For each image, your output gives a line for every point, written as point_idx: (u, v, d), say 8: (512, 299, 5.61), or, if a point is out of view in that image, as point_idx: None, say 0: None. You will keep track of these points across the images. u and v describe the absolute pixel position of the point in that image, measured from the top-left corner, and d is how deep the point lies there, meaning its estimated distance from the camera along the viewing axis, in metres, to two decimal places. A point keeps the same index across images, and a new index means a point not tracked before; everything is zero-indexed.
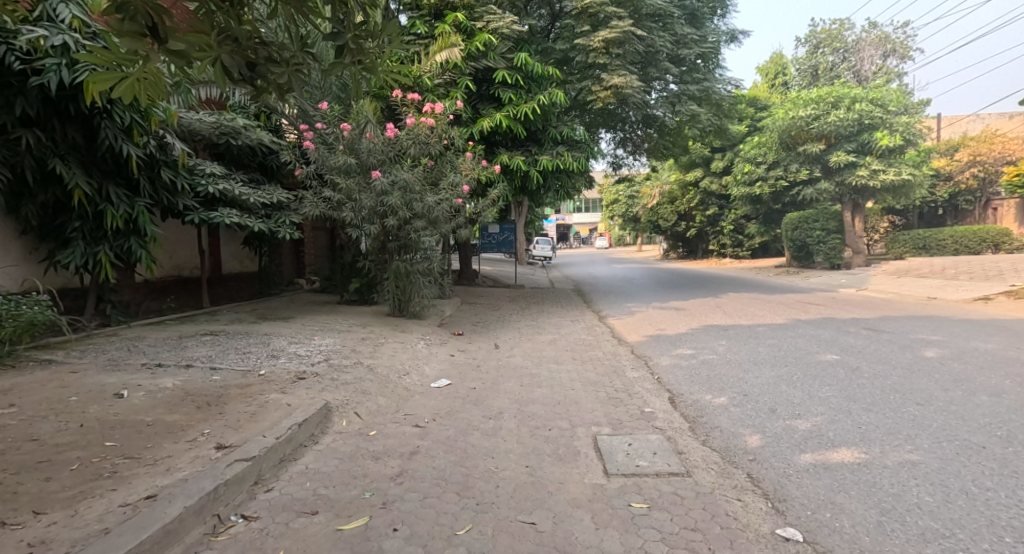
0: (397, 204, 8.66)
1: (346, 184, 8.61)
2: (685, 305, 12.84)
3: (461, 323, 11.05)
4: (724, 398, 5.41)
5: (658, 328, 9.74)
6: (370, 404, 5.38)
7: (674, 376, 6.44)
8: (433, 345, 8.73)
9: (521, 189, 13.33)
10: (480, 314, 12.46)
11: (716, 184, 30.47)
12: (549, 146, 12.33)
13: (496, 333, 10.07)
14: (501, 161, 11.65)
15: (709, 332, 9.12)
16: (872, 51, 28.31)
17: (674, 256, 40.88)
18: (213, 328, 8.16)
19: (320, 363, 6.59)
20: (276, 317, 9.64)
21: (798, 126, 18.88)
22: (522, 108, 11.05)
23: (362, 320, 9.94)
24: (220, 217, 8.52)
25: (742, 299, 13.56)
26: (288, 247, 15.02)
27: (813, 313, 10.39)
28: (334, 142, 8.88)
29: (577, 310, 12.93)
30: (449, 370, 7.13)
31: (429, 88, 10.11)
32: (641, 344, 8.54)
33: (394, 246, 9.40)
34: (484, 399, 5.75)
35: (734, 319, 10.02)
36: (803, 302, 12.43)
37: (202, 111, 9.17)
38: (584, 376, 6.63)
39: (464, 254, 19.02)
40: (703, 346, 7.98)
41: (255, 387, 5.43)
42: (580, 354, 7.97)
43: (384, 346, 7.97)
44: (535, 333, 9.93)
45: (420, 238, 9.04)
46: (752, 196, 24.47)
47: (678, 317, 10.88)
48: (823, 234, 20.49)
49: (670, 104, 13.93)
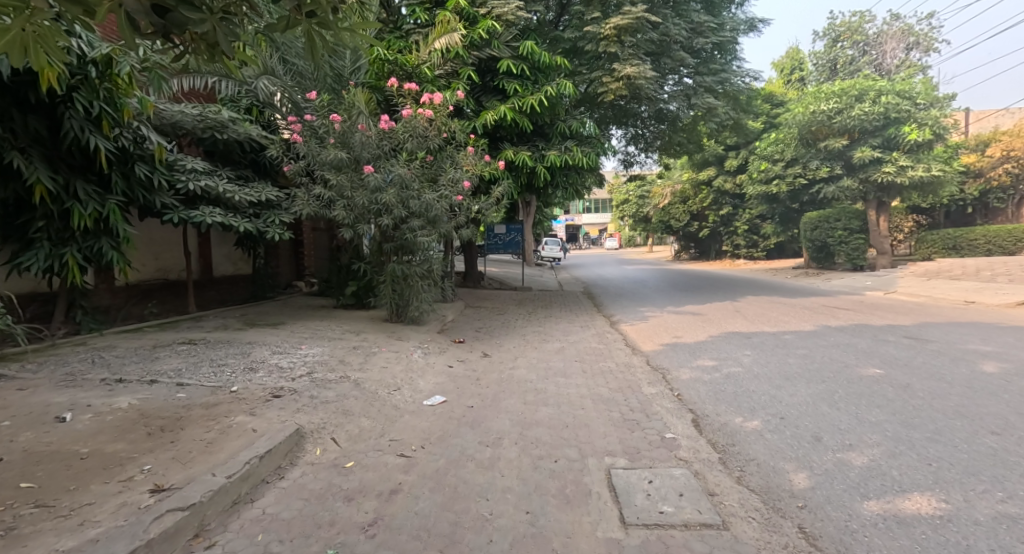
0: (392, 202, 8.06)
1: (338, 181, 8.01)
2: (703, 310, 12.12)
3: (463, 329, 10.41)
4: (758, 422, 4.70)
5: (675, 336, 9.03)
6: (351, 427, 4.71)
7: (696, 393, 5.73)
8: (430, 355, 8.07)
9: (527, 186, 12.67)
10: (484, 319, 11.81)
11: (730, 182, 29.71)
12: (558, 141, 11.67)
13: (500, 340, 9.41)
14: (506, 156, 10.97)
15: (730, 340, 8.40)
16: (893, 45, 27.42)
17: (686, 257, 40.03)
18: (192, 337, 7.54)
19: (302, 377, 5.94)
20: (264, 323, 9.02)
21: (820, 121, 18.09)
22: (528, 100, 10.39)
23: (356, 326, 9.32)
24: (202, 216, 7.92)
25: (763, 303, 12.80)
26: (286, 248, 14.46)
27: (842, 319, 9.65)
28: (324, 135, 8.25)
29: (587, 315, 12.24)
30: (445, 384, 6.47)
31: (429, 78, 9.46)
32: (658, 354, 7.85)
33: (390, 248, 8.80)
34: (482, 420, 5.08)
35: (757, 326, 9.29)
36: (829, 307, 11.67)
37: (186, 103, 8.58)
38: (595, 392, 5.94)
39: (470, 256, 18.39)
40: (727, 356, 7.26)
41: (222, 408, 4.77)
42: (591, 365, 7.28)
43: (377, 356, 7.32)
44: (542, 340, 9.25)
45: (416, 239, 8.43)
46: (768, 195, 23.64)
47: (695, 323, 10.16)
48: (845, 234, 19.65)
49: (686, 97, 13.23)
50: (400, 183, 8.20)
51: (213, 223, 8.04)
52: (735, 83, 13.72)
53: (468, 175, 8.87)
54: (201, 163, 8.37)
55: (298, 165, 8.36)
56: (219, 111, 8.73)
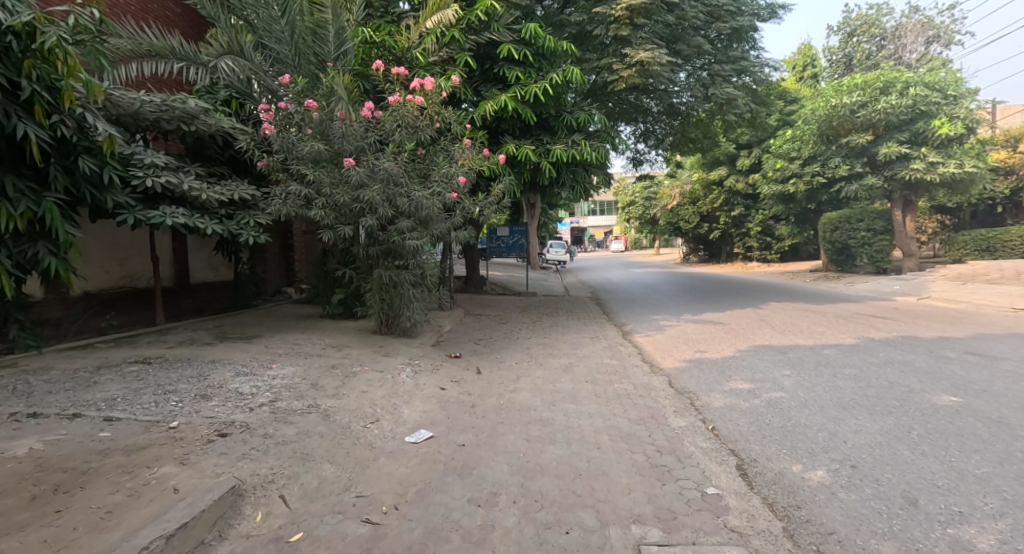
0: (376, 200, 7.11)
1: (315, 176, 7.09)
2: (724, 318, 11.13)
3: (460, 342, 9.47)
4: (823, 472, 3.72)
5: (697, 351, 8.03)
6: (309, 479, 3.75)
7: (735, 427, 4.76)
8: (421, 374, 7.11)
9: (531, 184, 11.73)
10: (484, 329, 10.89)
11: (742, 182, 28.74)
12: (564, 134, 10.73)
13: (501, 355, 8.44)
14: (506, 151, 9.96)
15: (761, 356, 7.39)
16: (912, 39, 26.21)
17: (696, 259, 38.97)
18: (149, 354, 6.60)
19: (261, 408, 4.98)
20: (237, 336, 8.10)
21: (842, 115, 17.10)
22: (531, 88, 9.43)
23: (341, 339, 8.39)
24: (161, 217, 7.00)
25: (787, 310, 11.81)
26: (275, 253, 13.58)
27: (884, 330, 8.62)
28: (300, 126, 7.32)
29: (597, 324, 11.27)
30: (434, 414, 5.50)
31: (421, 63, 8.57)
32: (681, 373, 6.86)
33: (377, 252, 7.84)
34: (475, 468, 4.11)
35: (790, 338, 8.27)
36: (863, 315, 10.64)
37: (148, 91, 7.65)
38: (613, 426, 4.97)
39: (471, 260, 17.51)
40: (762, 376, 6.27)
41: (148, 453, 3.80)
42: (606, 388, 6.30)
43: (359, 377, 6.37)
44: (548, 355, 8.28)
45: (405, 242, 7.46)
46: (784, 195, 22.63)
47: (718, 334, 9.15)
48: (868, 235, 18.60)
49: (703, 87, 12.27)
50: (387, 178, 7.29)
51: (176, 225, 7.10)
52: (755, 73, 12.72)
53: (464, 171, 7.91)
54: (164, 158, 7.44)
55: (273, 159, 7.41)
56: (186, 100, 7.81)
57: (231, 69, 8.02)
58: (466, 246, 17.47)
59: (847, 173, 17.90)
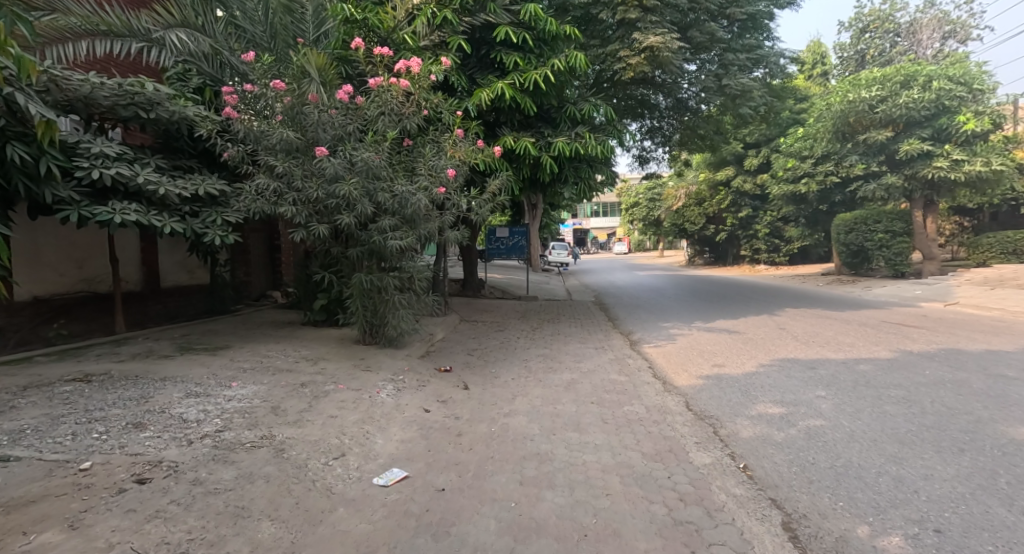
0: (354, 195, 6.29)
1: (285, 168, 6.27)
2: (739, 326, 10.28)
3: (453, 353, 8.65)
4: (897, 538, 2.92)
5: (715, 365, 7.19)
6: (238, 546, 2.93)
7: (772, 466, 3.93)
8: (403, 393, 6.29)
9: (530, 181, 10.95)
10: (480, 338, 10.09)
11: (750, 183, 27.91)
12: (566, 126, 9.92)
13: (497, 369, 7.61)
14: (503, 143, 9.17)
15: (788, 372, 6.55)
16: (928, 34, 25.11)
17: (701, 261, 38.13)
18: (91, 369, 5.78)
19: (203, 440, 4.16)
20: (202, 347, 7.30)
21: (859, 110, 16.32)
22: (531, 75, 8.65)
23: (318, 352, 7.58)
24: (110, 214, 6.19)
25: (807, 317, 10.98)
26: (260, 254, 12.80)
27: (921, 342, 7.77)
28: (269, 111, 6.50)
29: (602, 332, 10.45)
30: (413, 446, 4.67)
31: (410, 46, 7.78)
32: (699, 393, 6.02)
33: (356, 254, 7.02)
34: (453, 527, 3.29)
35: (817, 352, 7.43)
36: (892, 324, 9.79)
37: (103, 74, 6.84)
38: (624, 465, 4.13)
39: (469, 262, 16.76)
40: (794, 399, 5.43)
41: (33, 511, 2.98)
42: (614, 412, 5.46)
43: (330, 399, 5.55)
44: (548, 369, 7.45)
45: (387, 243, 6.64)
46: (795, 195, 21.80)
47: (736, 345, 8.31)
48: (886, 237, 17.76)
49: (716, 77, 11.47)
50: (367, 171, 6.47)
51: (128, 223, 6.28)
52: (771, 63, 11.92)
53: (455, 165, 7.09)
54: (117, 148, 6.62)
55: (240, 150, 6.59)
56: (145, 84, 7.01)
57: (181, 43, 7.23)
58: (464, 247, 16.64)
59: (864, 173, 17.13)
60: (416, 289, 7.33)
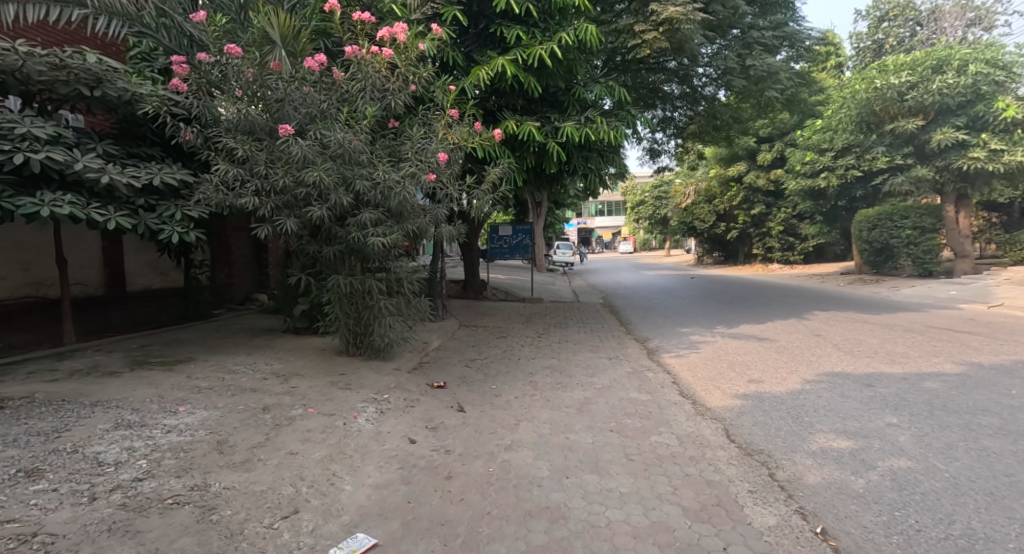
0: (327, 183, 5.33)
1: (245, 152, 5.31)
2: (768, 333, 9.29)
3: (448, 366, 7.67)
4: None
5: (751, 382, 6.20)
6: None
7: (863, 536, 2.97)
8: (387, 417, 5.33)
9: (536, 172, 9.98)
10: (480, 346, 9.14)
11: (763, 179, 27.04)
12: (575, 110, 8.96)
13: (498, 385, 6.63)
14: (505, 128, 8.20)
15: (842, 393, 5.56)
16: (950, 22, 23.71)
17: (710, 261, 37.04)
18: (10, 393, 4.81)
19: (112, 494, 3.20)
20: (158, 360, 6.34)
21: (887, 98, 15.39)
22: (535, 51, 7.71)
23: (293, 366, 6.60)
24: (38, 206, 5.24)
25: (842, 321, 9.98)
26: (245, 253, 11.87)
27: (988, 353, 6.76)
28: (228, 85, 5.52)
29: (615, 339, 9.47)
30: (390, 494, 3.69)
31: (397, 14, 6.83)
32: (739, 420, 5.03)
33: (333, 254, 6.04)
34: None
35: (869, 366, 6.44)
36: (941, 329, 8.76)
37: (38, 45, 5.91)
38: (662, 529, 3.16)
39: (470, 261, 15.85)
40: (860, 429, 4.47)
41: None
42: (640, 445, 4.47)
43: (296, 429, 4.57)
44: (557, 385, 6.49)
45: (367, 239, 5.66)
46: (813, 190, 20.76)
47: (771, 357, 7.31)
48: (914, 233, 16.88)
49: (739, 57, 10.55)
50: (342, 155, 5.51)
51: (60, 216, 5.33)
52: (798, 43, 11.04)
53: (448, 149, 6.12)
54: (53, 131, 5.69)
55: (195, 131, 5.63)
56: (87, 56, 6.06)
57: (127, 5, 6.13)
58: (464, 246, 15.70)
59: (885, 167, 16.51)
60: (404, 293, 6.35)
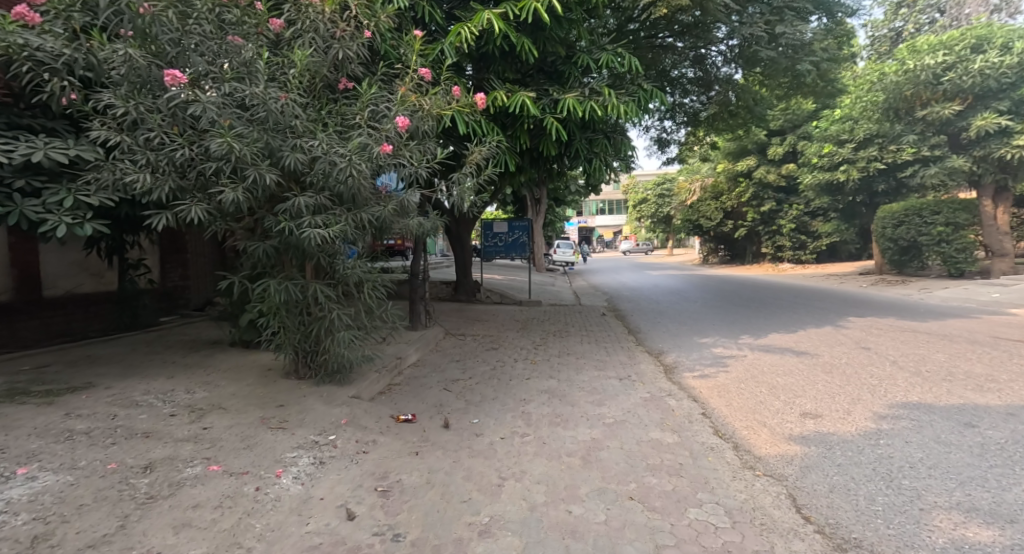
0: (240, 154, 3.92)
1: (129, 110, 3.90)
2: (804, 346, 7.91)
3: (423, 390, 6.27)
4: None
5: (806, 417, 4.82)
6: None
7: None
8: (325, 473, 3.94)
9: (532, 157, 8.61)
10: (466, 362, 7.76)
11: (774, 174, 25.81)
12: (577, 81, 7.61)
13: (480, 419, 5.24)
14: (491, 100, 6.84)
15: (937, 437, 4.16)
16: (974, 8, 22.22)
17: (716, 260, 35.66)
18: None
19: None
20: (42, 389, 4.92)
21: (920, 81, 14.25)
22: (529, 4, 6.35)
23: (220, 394, 5.18)
24: None
25: (889, 330, 8.64)
26: (203, 252, 10.46)
27: None
28: (109, 22, 4.10)
29: (625, 353, 8.12)
30: None
31: None
32: (808, 481, 3.65)
33: (263, 252, 4.63)
34: None
35: (953, 395, 5.05)
36: (1013, 341, 7.41)
37: None
38: None
39: (462, 260, 14.49)
40: (997, 504, 3.11)
41: None
42: (677, 530, 3.08)
43: (178, 507, 3.17)
44: (557, 420, 5.10)
45: (302, 231, 4.24)
46: (830, 184, 19.42)
47: (821, 380, 5.91)
48: (947, 230, 15.53)
49: (768, 24, 9.36)
50: (265, 118, 4.10)
51: None
52: (834, 11, 9.96)
53: (411, 114, 4.73)
54: None
55: (70, 86, 4.21)
56: None
57: None
58: (456, 244, 14.33)
59: (913, 157, 15.56)
60: (355, 301, 4.95)
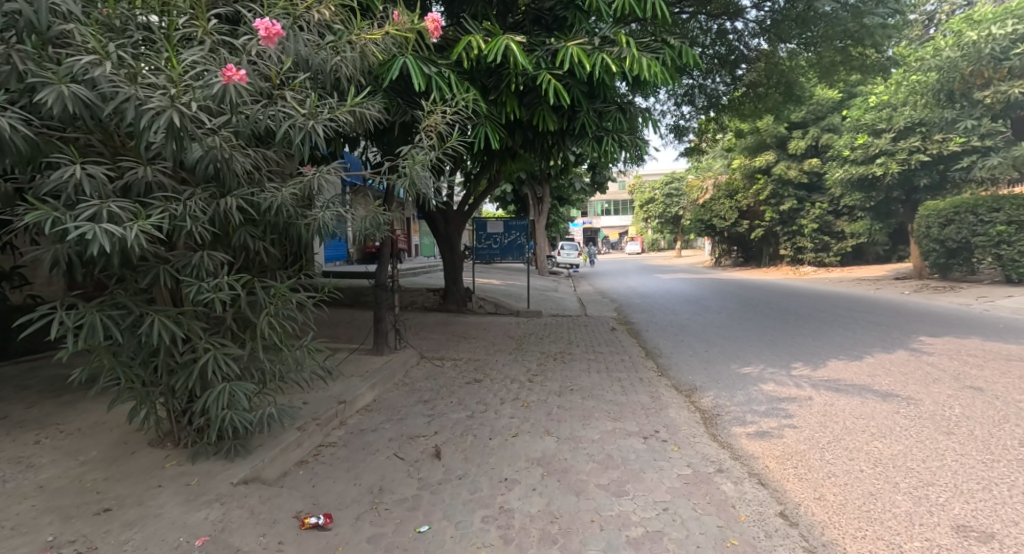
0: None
1: None
2: (886, 382, 5.98)
3: (360, 462, 4.34)
4: None
5: (971, 540, 2.91)
6: None
7: None
8: None
9: (525, 137, 6.74)
10: (434, 404, 5.84)
11: (795, 169, 23.87)
12: (584, 29, 5.73)
13: (431, 527, 3.32)
14: (464, 49, 5.08)
15: None
16: None
17: (727, 263, 33.61)
18: None
19: None
20: None
21: (983, 55, 12.52)
22: None
23: (18, 489, 3.27)
24: None
25: (990, 358, 6.72)
26: None
27: None
28: None
29: (649, 391, 6.21)
30: None
31: None
32: None
33: (50, 267, 2.70)
34: None
35: None
36: None
37: None
38: None
39: (450, 264, 12.58)
40: None
41: None
42: None
43: None
44: (554, 537, 3.19)
45: (87, 215, 2.39)
46: (861, 179, 17.49)
47: (950, 453, 3.96)
48: (1008, 230, 13.65)
49: None
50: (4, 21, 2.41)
51: None
52: None
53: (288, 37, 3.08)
54: None
55: None
56: None
57: None
58: (444, 245, 12.43)
59: (961, 148, 14.73)
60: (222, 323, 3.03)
